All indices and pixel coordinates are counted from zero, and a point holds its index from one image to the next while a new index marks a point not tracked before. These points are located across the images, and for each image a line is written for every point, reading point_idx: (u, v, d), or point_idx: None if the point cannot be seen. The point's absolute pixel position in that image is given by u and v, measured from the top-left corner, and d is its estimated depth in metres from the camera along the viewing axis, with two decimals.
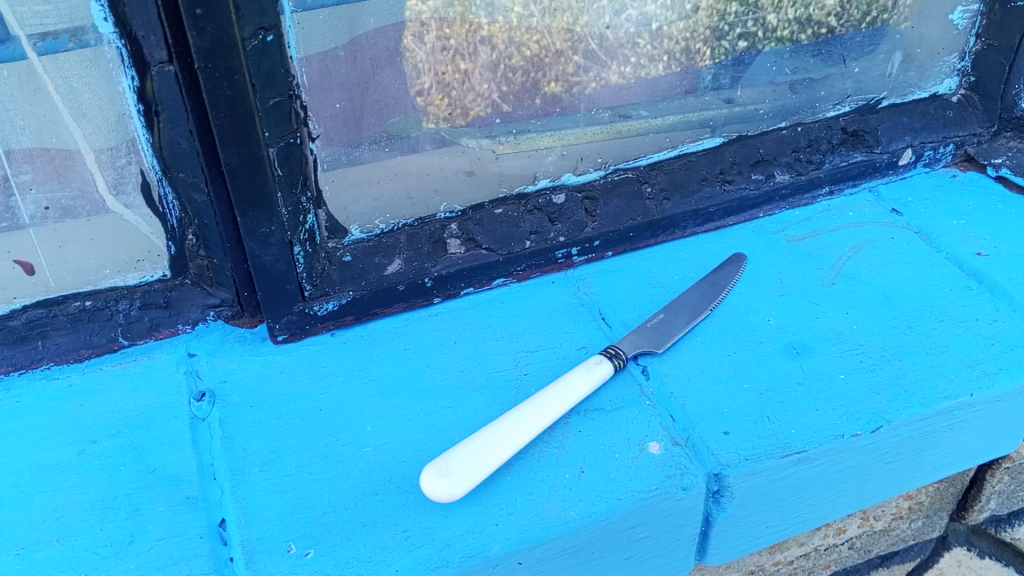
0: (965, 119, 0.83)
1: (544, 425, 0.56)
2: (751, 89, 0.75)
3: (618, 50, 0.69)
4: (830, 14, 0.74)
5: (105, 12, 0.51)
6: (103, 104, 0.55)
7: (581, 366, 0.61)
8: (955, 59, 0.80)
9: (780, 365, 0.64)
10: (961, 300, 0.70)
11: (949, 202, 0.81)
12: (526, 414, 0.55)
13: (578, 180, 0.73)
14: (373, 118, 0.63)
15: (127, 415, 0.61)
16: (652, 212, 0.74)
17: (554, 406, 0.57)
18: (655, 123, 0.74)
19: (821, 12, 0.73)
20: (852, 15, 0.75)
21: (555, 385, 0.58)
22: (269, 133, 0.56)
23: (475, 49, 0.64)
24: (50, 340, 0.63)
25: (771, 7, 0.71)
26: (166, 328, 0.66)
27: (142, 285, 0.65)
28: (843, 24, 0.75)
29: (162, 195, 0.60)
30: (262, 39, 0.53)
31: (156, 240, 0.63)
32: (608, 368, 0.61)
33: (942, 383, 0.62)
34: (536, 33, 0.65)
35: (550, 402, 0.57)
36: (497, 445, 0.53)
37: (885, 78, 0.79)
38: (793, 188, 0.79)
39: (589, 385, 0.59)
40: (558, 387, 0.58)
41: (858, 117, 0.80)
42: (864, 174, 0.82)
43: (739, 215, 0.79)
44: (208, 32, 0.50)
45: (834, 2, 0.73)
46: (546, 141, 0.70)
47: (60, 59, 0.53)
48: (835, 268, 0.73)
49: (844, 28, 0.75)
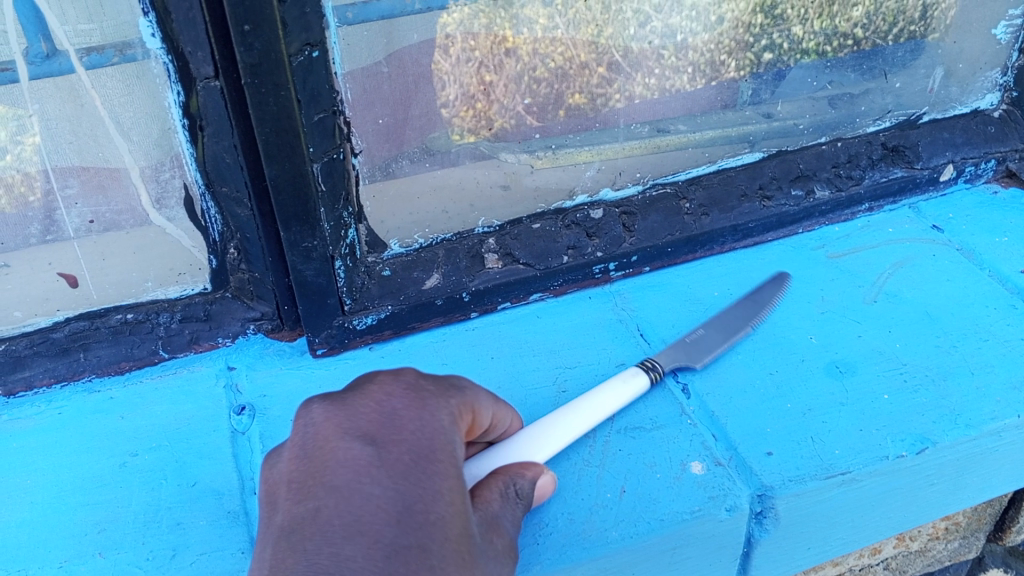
0: (1007, 135, 0.81)
1: (578, 434, 0.55)
2: (790, 104, 0.75)
3: (643, 62, 0.68)
4: (856, 26, 0.72)
5: (152, 28, 0.51)
6: (148, 119, 0.56)
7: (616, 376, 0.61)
8: (997, 74, 0.79)
9: (823, 384, 0.63)
10: (1004, 320, 0.68)
11: (992, 219, 0.79)
12: (563, 421, 0.55)
13: (616, 196, 0.73)
14: (413, 132, 0.63)
15: (169, 428, 0.61)
16: (691, 227, 0.74)
17: (589, 416, 0.56)
18: (694, 138, 0.74)
19: (847, 24, 0.72)
20: (879, 27, 0.73)
21: (592, 396, 0.58)
22: (314, 149, 0.56)
23: (501, 62, 0.63)
24: (92, 352, 0.63)
25: (796, 19, 0.70)
26: (206, 341, 0.66)
27: (182, 298, 0.65)
28: (869, 35, 0.73)
29: (204, 209, 0.60)
30: (308, 55, 0.53)
31: (198, 254, 0.63)
32: (644, 381, 0.61)
33: (988, 404, 0.61)
34: (561, 46, 0.64)
35: (586, 411, 0.56)
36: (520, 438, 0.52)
37: (926, 93, 0.78)
38: (833, 204, 0.78)
39: (625, 397, 0.59)
40: (594, 397, 0.58)
41: (898, 133, 0.79)
42: (905, 191, 0.80)
43: (779, 231, 0.78)
44: (255, 48, 0.50)
45: (860, 13, 0.71)
46: (584, 155, 0.70)
47: (106, 74, 0.53)
48: (876, 285, 0.72)
49: (871, 39, 0.73)
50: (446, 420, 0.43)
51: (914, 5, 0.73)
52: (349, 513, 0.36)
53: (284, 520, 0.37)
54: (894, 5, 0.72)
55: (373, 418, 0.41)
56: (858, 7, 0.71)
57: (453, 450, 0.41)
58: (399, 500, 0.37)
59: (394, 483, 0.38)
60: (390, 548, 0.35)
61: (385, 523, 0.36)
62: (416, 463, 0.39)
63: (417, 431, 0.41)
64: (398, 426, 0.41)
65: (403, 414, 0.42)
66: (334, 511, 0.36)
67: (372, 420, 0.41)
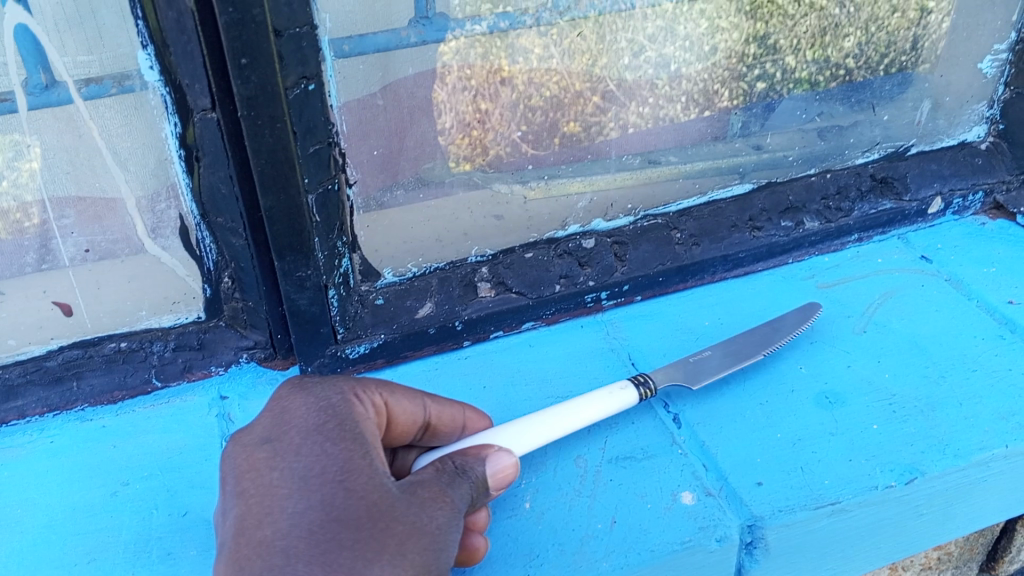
0: (993, 167, 0.82)
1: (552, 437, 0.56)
2: (780, 136, 0.76)
3: (637, 91, 0.70)
4: (848, 56, 0.74)
5: (151, 61, 0.52)
6: (145, 150, 0.57)
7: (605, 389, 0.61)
8: (983, 107, 0.80)
9: (813, 414, 0.64)
10: (992, 350, 0.69)
11: (980, 249, 0.80)
12: (538, 420, 0.56)
13: (608, 226, 0.73)
14: (408, 163, 0.64)
15: (160, 457, 0.61)
16: (682, 257, 0.74)
17: (567, 421, 0.57)
18: (684, 169, 0.75)
19: (839, 54, 0.74)
20: (871, 58, 0.75)
21: (575, 402, 0.58)
22: (308, 180, 0.57)
23: (497, 91, 0.65)
24: (85, 381, 0.64)
25: (790, 49, 0.72)
26: (199, 370, 0.66)
27: (176, 327, 0.65)
28: (861, 66, 0.75)
29: (199, 239, 0.61)
30: (304, 88, 0.54)
31: (192, 283, 0.64)
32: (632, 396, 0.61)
33: (976, 434, 0.62)
34: (557, 75, 0.66)
35: (565, 416, 0.57)
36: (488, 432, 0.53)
37: (914, 125, 0.79)
38: (822, 235, 0.79)
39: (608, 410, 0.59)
40: (577, 404, 0.58)
41: (887, 164, 0.79)
42: (893, 222, 0.81)
43: (769, 261, 0.78)
44: (252, 81, 0.51)
45: (852, 43, 0.73)
46: (576, 186, 0.72)
47: (104, 105, 0.54)
48: (866, 315, 0.73)
49: (864, 73, 0.76)
50: (334, 401, 0.50)
51: (904, 37, 0.75)
52: (257, 505, 0.43)
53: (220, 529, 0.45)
54: (885, 36, 0.74)
55: (266, 423, 0.48)
56: (850, 38, 0.73)
57: (353, 420, 0.48)
58: (296, 475, 0.44)
59: (292, 465, 0.45)
60: (297, 515, 0.43)
61: (290, 498, 0.43)
62: (306, 442, 0.46)
63: (307, 419, 0.48)
64: (286, 421, 0.48)
65: (291, 411, 0.49)
66: (243, 505, 0.44)
67: (266, 423, 0.48)
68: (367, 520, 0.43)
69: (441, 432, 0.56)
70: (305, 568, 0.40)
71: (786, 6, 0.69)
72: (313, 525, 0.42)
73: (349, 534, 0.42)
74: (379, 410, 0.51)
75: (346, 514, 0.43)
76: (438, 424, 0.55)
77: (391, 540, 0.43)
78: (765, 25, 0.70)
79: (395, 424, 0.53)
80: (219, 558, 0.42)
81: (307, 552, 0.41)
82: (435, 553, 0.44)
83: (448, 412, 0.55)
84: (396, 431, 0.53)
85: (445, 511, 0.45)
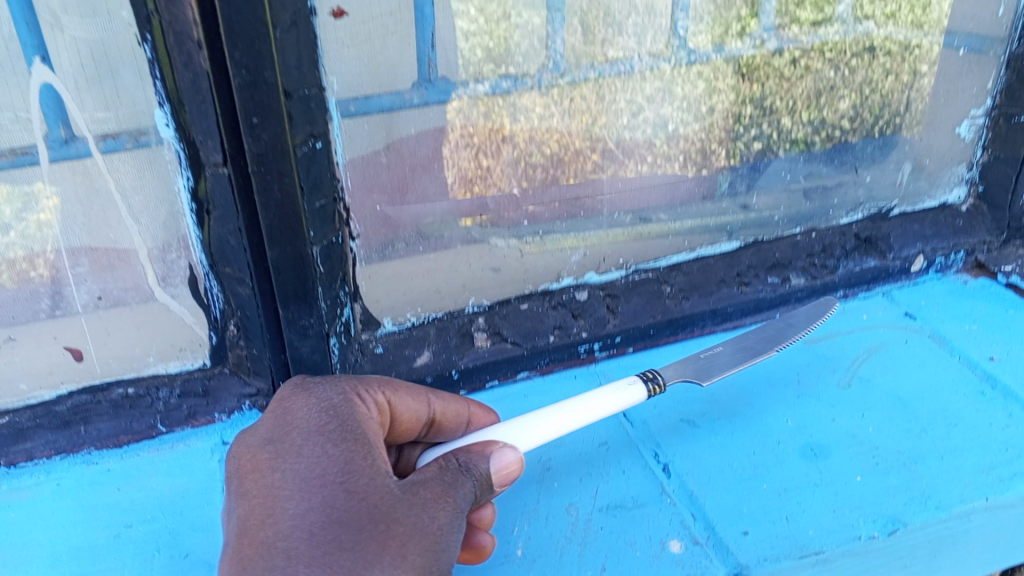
0: (974, 228, 0.85)
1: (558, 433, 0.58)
2: (766, 196, 0.79)
3: (635, 150, 0.73)
4: (843, 117, 0.78)
5: (167, 118, 0.56)
6: (158, 203, 0.60)
7: (616, 384, 0.63)
8: (963, 169, 0.83)
9: (798, 466, 0.65)
10: (973, 405, 0.71)
11: (962, 306, 0.82)
12: (544, 417, 0.58)
13: (600, 279, 0.76)
14: (409, 217, 0.67)
15: (164, 500, 0.63)
16: (672, 311, 0.76)
17: (574, 417, 0.59)
18: (674, 226, 0.77)
19: (835, 115, 0.78)
20: (865, 119, 0.79)
21: (585, 398, 0.60)
22: (314, 233, 0.60)
23: (498, 148, 0.68)
24: (92, 425, 0.66)
25: (785, 110, 0.76)
26: (203, 416, 0.68)
27: (182, 373, 0.67)
28: (856, 127, 0.79)
29: (207, 288, 0.64)
30: (312, 146, 0.57)
31: (199, 331, 0.66)
32: (640, 393, 0.62)
33: (957, 487, 0.63)
34: (556, 133, 0.70)
35: (573, 412, 0.59)
36: (498, 428, 0.58)
37: (896, 186, 0.82)
38: (808, 292, 0.81)
39: (616, 405, 0.61)
40: (587, 399, 0.60)
41: (870, 224, 0.82)
42: (878, 279, 0.83)
43: (756, 315, 0.80)
44: (262, 138, 0.54)
45: (847, 105, 0.78)
46: (570, 241, 0.74)
47: (119, 159, 0.58)
48: (851, 370, 0.75)
49: (857, 133, 0.79)
50: (333, 406, 0.54)
51: (897, 100, 0.79)
52: (262, 508, 0.48)
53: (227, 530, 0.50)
54: (879, 99, 0.78)
55: (270, 426, 0.53)
56: (844, 100, 0.77)
57: (353, 423, 0.53)
58: (299, 478, 0.49)
59: (293, 469, 0.50)
60: (300, 516, 0.47)
61: (293, 502, 0.48)
62: (307, 448, 0.51)
63: (309, 421, 0.53)
64: (290, 426, 0.53)
65: (293, 417, 0.53)
66: (247, 505, 0.49)
67: (271, 428, 0.53)
68: (367, 521, 0.48)
69: (445, 429, 0.61)
70: (307, 565, 0.45)
71: (783, 68, 0.74)
72: (314, 526, 0.47)
73: (350, 535, 0.47)
74: (383, 409, 0.57)
75: (345, 517, 0.47)
76: (443, 421, 0.61)
77: (390, 541, 0.47)
78: (761, 86, 0.74)
79: (402, 421, 0.59)
80: (224, 554, 0.47)
81: (308, 551, 0.46)
82: (435, 554, 0.49)
83: (452, 408, 0.61)
84: (401, 427, 0.59)
85: (448, 511, 0.50)
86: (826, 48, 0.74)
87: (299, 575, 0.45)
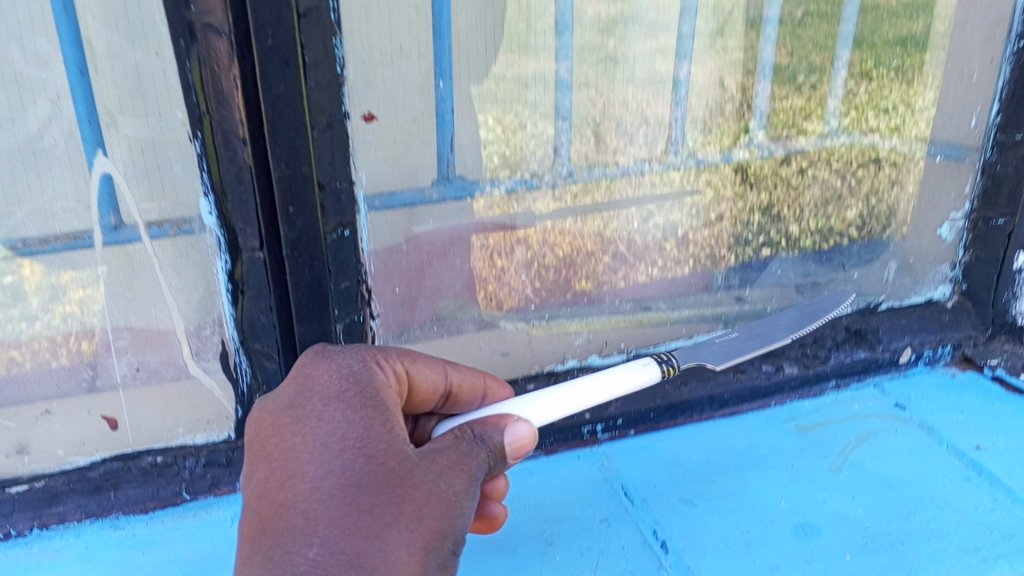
0: (959, 323, 0.89)
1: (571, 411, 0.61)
2: (759, 290, 0.85)
3: (646, 253, 0.80)
4: (853, 225, 0.86)
5: (211, 207, 0.63)
6: (196, 283, 0.66)
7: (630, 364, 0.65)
8: (947, 268, 0.89)
9: (790, 544, 0.68)
10: (960, 491, 0.74)
11: (950, 398, 0.85)
12: (557, 393, 0.60)
13: (603, 362, 0.81)
14: (426, 301, 0.73)
15: (186, 564, 0.66)
16: (671, 395, 0.81)
17: (588, 394, 0.61)
18: (673, 315, 0.83)
19: (845, 223, 0.85)
20: (874, 227, 0.86)
21: (601, 377, 0.63)
22: (338, 311, 0.66)
23: (513, 248, 0.74)
24: (122, 491, 0.70)
25: (795, 217, 0.84)
26: (225, 486, 0.72)
27: (208, 444, 0.72)
28: (868, 233, 0.86)
29: (236, 362, 0.69)
30: (340, 233, 0.64)
31: (226, 404, 0.71)
32: (653, 371, 0.65)
33: (943, 566, 0.66)
34: (569, 235, 0.76)
35: (588, 388, 0.61)
36: (513, 403, 0.59)
37: (883, 282, 0.88)
38: (802, 380, 0.85)
39: (631, 384, 0.64)
40: (602, 376, 0.63)
41: (859, 317, 0.87)
42: (869, 370, 0.87)
43: (753, 402, 0.84)
44: (297, 225, 0.61)
45: (856, 215, 0.85)
46: (574, 325, 0.79)
47: (162, 244, 0.64)
48: (842, 455, 0.78)
49: (869, 237, 0.86)
50: (353, 368, 0.53)
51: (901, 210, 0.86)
52: (280, 468, 0.47)
53: (245, 488, 0.49)
54: (887, 207, 0.86)
55: (288, 388, 0.52)
56: (853, 209, 0.85)
57: (373, 388, 0.53)
58: (318, 441, 0.48)
59: (311, 430, 0.49)
60: (318, 478, 0.47)
61: (311, 463, 0.47)
62: (326, 410, 0.50)
63: (329, 384, 0.52)
64: (310, 388, 0.52)
65: (313, 377, 0.52)
66: (266, 468, 0.48)
67: (290, 390, 0.52)
68: (386, 486, 0.47)
69: (462, 400, 0.63)
70: (326, 529, 0.45)
71: (790, 176, 0.82)
72: (333, 490, 0.46)
73: (369, 500, 0.46)
74: (401, 377, 0.57)
75: (366, 481, 0.47)
76: (459, 392, 0.63)
77: (408, 505, 0.47)
78: (769, 195, 0.82)
79: (419, 392, 0.60)
80: (243, 515, 0.47)
81: (327, 515, 0.45)
82: (450, 519, 0.49)
83: (469, 381, 0.63)
84: (418, 397, 0.60)
85: (462, 479, 0.51)
86: (833, 158, 0.83)
87: (319, 539, 0.44)
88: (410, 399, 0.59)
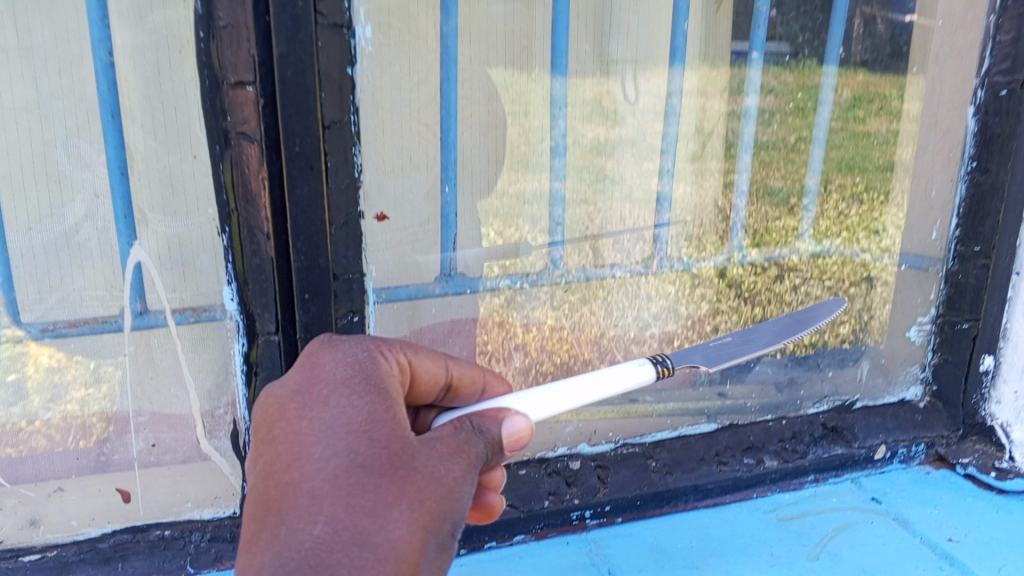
0: (932, 423, 0.93)
1: (563, 408, 0.60)
2: (739, 385, 0.92)
3: None
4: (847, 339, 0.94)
5: (232, 294, 0.69)
6: (212, 365, 0.72)
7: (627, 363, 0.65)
8: (916, 370, 0.94)
9: None
10: None
11: (924, 493, 0.89)
12: (552, 391, 0.60)
13: (592, 450, 0.86)
14: None
15: None
16: (656, 482, 0.85)
17: (583, 394, 0.61)
18: (658, 407, 0.89)
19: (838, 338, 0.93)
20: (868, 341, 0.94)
21: (596, 375, 0.62)
22: None
23: (511, 354, 0.83)
24: (128, 563, 0.72)
25: None
26: (228, 560, 0.74)
27: (214, 519, 0.75)
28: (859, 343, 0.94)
29: (246, 441, 0.74)
30: (349, 320, 0.70)
31: (234, 480, 0.75)
32: (650, 372, 0.64)
33: None
34: (566, 343, 0.85)
35: (583, 385, 0.61)
36: (511, 399, 0.60)
37: (857, 380, 0.94)
38: (782, 473, 0.89)
39: (626, 384, 0.63)
40: (598, 375, 0.62)
41: (835, 415, 0.93)
42: (845, 465, 0.91)
43: (735, 494, 0.88)
44: (311, 311, 0.67)
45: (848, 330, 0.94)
46: (564, 415, 0.85)
47: (184, 330, 0.70)
48: (820, 544, 0.81)
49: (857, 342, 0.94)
50: (358, 359, 0.54)
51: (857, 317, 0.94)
52: (287, 450, 0.48)
53: (251, 473, 0.50)
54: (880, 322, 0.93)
55: (296, 377, 0.53)
56: (845, 326, 0.94)
57: (377, 376, 0.54)
58: (324, 425, 0.49)
59: (318, 415, 0.50)
60: (323, 460, 0.47)
61: (316, 446, 0.48)
62: (332, 396, 0.51)
63: (335, 372, 0.53)
64: (316, 376, 0.52)
65: (320, 366, 0.53)
66: (271, 452, 0.49)
67: (297, 379, 0.53)
68: (389, 468, 0.48)
69: (462, 393, 0.65)
70: (331, 507, 0.45)
71: (774, 284, 0.91)
72: (338, 470, 0.47)
73: (372, 480, 0.47)
74: (404, 366, 0.59)
75: (369, 461, 0.48)
76: (459, 385, 0.65)
77: (410, 486, 0.48)
78: (763, 309, 0.92)
79: (421, 383, 0.61)
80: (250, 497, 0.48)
81: (332, 492, 0.46)
82: (450, 503, 0.49)
83: (469, 375, 0.65)
84: (421, 388, 0.61)
85: (462, 466, 0.51)
86: (825, 276, 0.93)
87: (324, 515, 0.45)
88: (412, 390, 0.61)
